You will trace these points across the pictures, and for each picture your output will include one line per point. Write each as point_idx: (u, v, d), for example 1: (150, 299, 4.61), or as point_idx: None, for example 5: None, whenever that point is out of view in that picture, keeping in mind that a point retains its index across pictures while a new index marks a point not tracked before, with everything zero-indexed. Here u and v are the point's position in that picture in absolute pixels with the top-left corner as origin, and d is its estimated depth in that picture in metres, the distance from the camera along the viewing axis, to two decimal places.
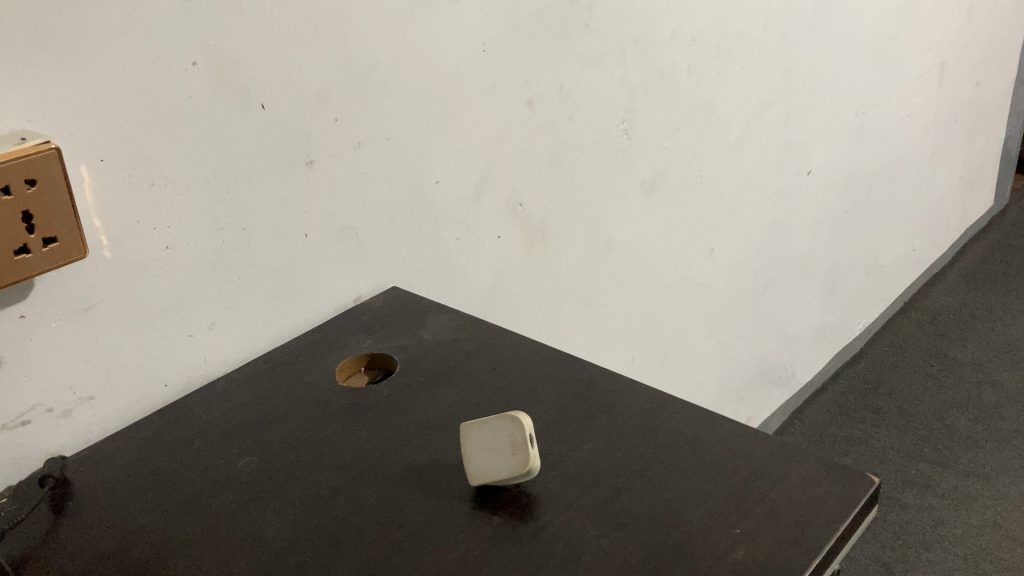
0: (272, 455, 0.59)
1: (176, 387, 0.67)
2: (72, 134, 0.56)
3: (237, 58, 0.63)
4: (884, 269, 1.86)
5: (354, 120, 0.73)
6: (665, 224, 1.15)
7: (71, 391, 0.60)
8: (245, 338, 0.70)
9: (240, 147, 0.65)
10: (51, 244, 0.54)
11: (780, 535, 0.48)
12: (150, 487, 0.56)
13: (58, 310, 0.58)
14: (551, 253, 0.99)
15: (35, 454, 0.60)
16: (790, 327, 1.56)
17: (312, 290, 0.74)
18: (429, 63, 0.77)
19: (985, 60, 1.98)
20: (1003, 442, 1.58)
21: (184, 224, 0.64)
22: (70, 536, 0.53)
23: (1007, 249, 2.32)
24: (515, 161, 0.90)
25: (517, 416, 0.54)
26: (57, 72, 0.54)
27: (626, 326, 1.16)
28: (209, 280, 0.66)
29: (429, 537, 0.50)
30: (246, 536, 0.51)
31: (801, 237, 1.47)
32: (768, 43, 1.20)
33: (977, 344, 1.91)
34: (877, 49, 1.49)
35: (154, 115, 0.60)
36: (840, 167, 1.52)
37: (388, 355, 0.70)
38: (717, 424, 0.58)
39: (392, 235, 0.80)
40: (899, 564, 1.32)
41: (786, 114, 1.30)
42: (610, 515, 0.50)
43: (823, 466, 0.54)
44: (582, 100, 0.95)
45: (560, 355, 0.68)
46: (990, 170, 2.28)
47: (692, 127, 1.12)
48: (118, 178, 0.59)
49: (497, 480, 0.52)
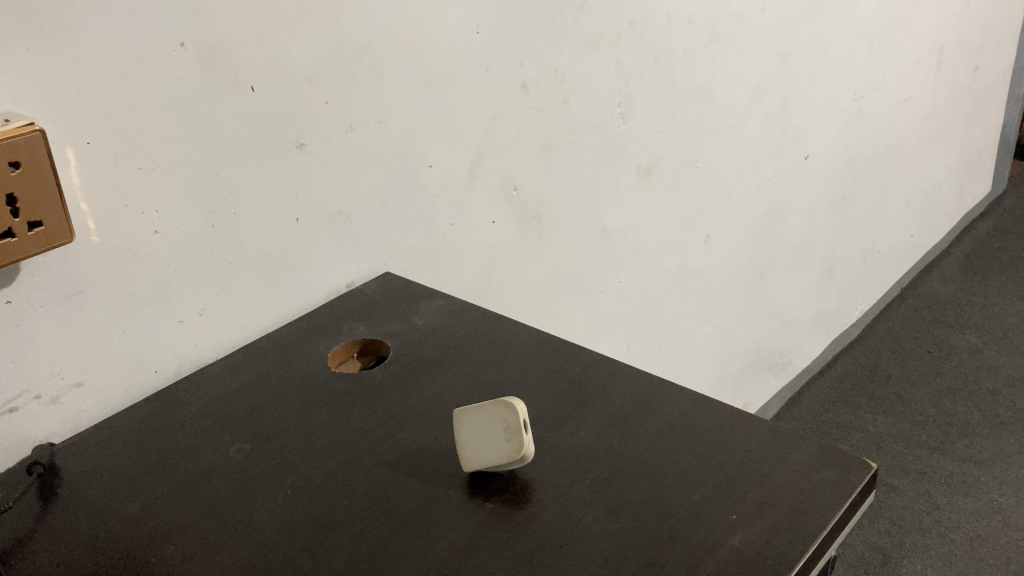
0: (264, 442, 0.58)
1: (166, 374, 0.66)
2: (57, 117, 0.55)
3: (225, 40, 0.62)
4: (880, 256, 1.86)
5: (345, 104, 0.72)
6: (662, 209, 1.14)
7: (58, 378, 0.60)
8: (234, 325, 0.70)
9: (229, 131, 0.64)
10: (36, 229, 0.53)
11: (778, 521, 0.48)
12: (139, 475, 0.56)
13: (44, 296, 0.57)
14: (547, 238, 0.98)
15: (23, 442, 0.59)
16: (786, 314, 1.56)
17: (303, 276, 0.74)
18: (420, 46, 0.76)
19: (983, 45, 1.96)
20: (997, 428, 1.58)
21: (172, 209, 0.63)
22: (57, 525, 0.52)
23: (1005, 236, 2.31)
24: (510, 145, 0.89)
25: (512, 401, 0.53)
26: (41, 53, 0.53)
27: (622, 313, 1.15)
28: (198, 265, 0.66)
29: (422, 524, 0.49)
30: (237, 522, 0.51)
31: (796, 223, 1.46)
32: (766, 27, 1.19)
33: (973, 330, 1.91)
34: (874, 34, 1.48)
35: (142, 97, 0.59)
36: (838, 153, 1.51)
37: (382, 341, 0.69)
38: (712, 409, 0.58)
39: (385, 220, 0.79)
40: (895, 549, 1.32)
41: (783, 99, 1.29)
42: (605, 502, 0.49)
43: (820, 451, 0.53)
44: (577, 83, 0.94)
45: (554, 340, 0.67)
46: (986, 155, 2.28)
47: (688, 112, 1.12)
48: (106, 162, 0.58)
49: (491, 467, 0.52)
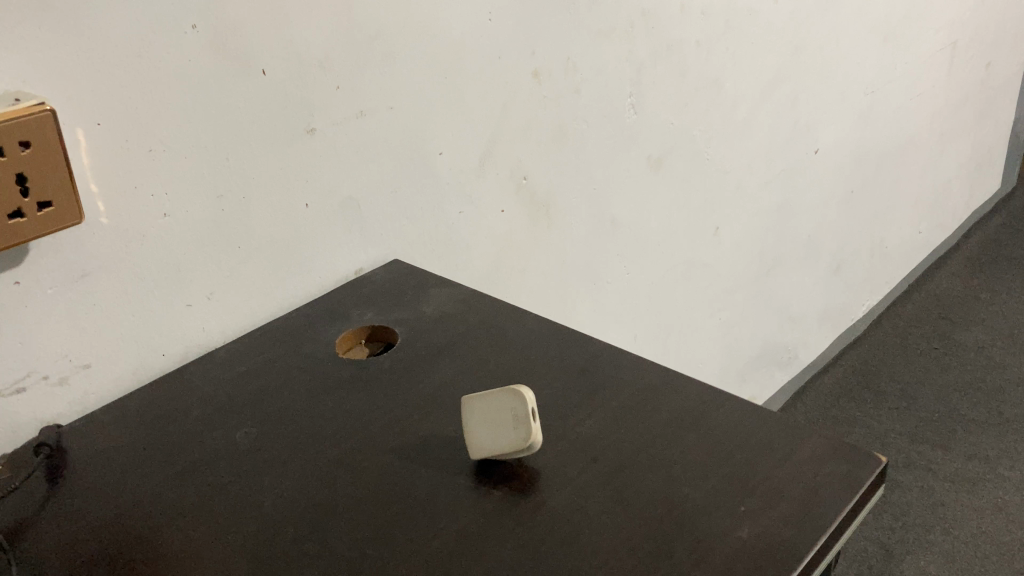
0: (270, 427, 0.58)
1: (174, 357, 0.66)
2: (68, 96, 0.55)
3: (238, 25, 0.62)
4: (888, 251, 1.84)
5: (357, 89, 0.71)
6: (670, 200, 1.13)
7: (65, 359, 0.59)
8: (241, 310, 0.69)
9: (241, 115, 0.64)
10: (46, 209, 0.53)
11: (788, 514, 0.47)
12: (146, 458, 0.56)
13: (53, 277, 0.57)
14: (555, 228, 0.98)
15: (30, 423, 0.59)
16: (794, 308, 1.55)
17: (312, 261, 0.73)
18: (433, 32, 0.76)
19: (998, 42, 1.94)
20: (1004, 425, 1.57)
21: (182, 193, 0.62)
22: (63, 506, 0.52)
23: (1014, 234, 2.30)
24: (520, 134, 0.88)
25: (520, 389, 0.53)
26: (53, 32, 0.53)
27: (629, 305, 1.15)
28: (207, 249, 0.65)
29: (428, 510, 0.49)
30: (242, 507, 0.51)
31: (806, 217, 1.45)
32: (779, 19, 1.18)
33: (980, 328, 1.90)
34: (887, 29, 1.47)
35: (153, 78, 0.58)
36: (849, 148, 1.50)
37: (389, 328, 0.69)
38: (722, 401, 0.57)
39: (393, 206, 0.79)
40: (898, 545, 1.32)
41: (795, 92, 1.28)
42: (613, 492, 0.49)
43: (830, 444, 0.53)
44: (589, 72, 0.94)
45: (563, 330, 0.67)
46: (997, 153, 2.26)
47: (700, 103, 1.11)
48: (116, 142, 0.58)
49: (497, 454, 0.52)
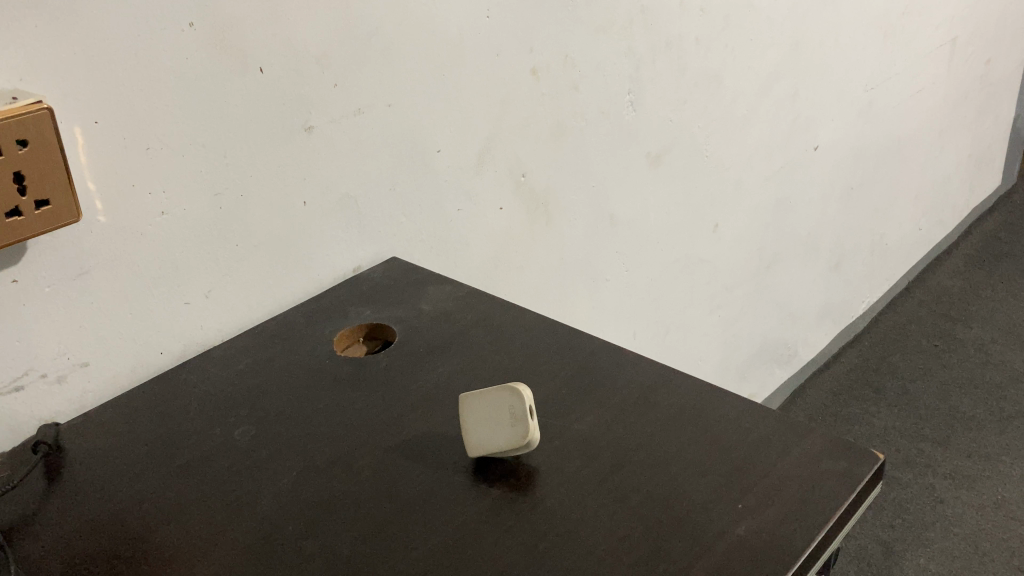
0: (268, 425, 0.58)
1: (173, 355, 0.66)
2: (65, 94, 0.55)
3: (235, 22, 0.62)
4: (888, 247, 1.84)
5: (355, 86, 0.71)
6: (669, 197, 1.13)
7: (63, 357, 0.59)
8: (239, 308, 0.69)
9: (239, 113, 0.64)
10: (44, 208, 0.53)
11: (785, 511, 0.47)
12: (145, 456, 0.56)
13: (52, 275, 0.57)
14: (554, 226, 0.98)
15: (29, 421, 0.59)
16: (793, 305, 1.55)
17: (310, 259, 0.73)
18: (431, 29, 0.76)
19: (998, 38, 1.94)
20: (1003, 422, 1.57)
21: (180, 191, 0.62)
22: (62, 504, 0.52)
23: (1014, 230, 2.29)
24: (519, 130, 0.88)
25: (518, 387, 0.53)
26: (50, 30, 0.53)
27: (628, 302, 1.15)
28: (206, 247, 0.65)
29: (426, 508, 0.49)
30: (240, 504, 0.51)
31: (805, 214, 1.45)
32: (778, 15, 1.18)
33: (980, 324, 1.90)
34: (887, 25, 1.46)
35: (150, 76, 0.58)
36: (848, 145, 1.50)
37: (387, 326, 0.69)
38: (720, 398, 0.57)
39: (392, 203, 0.79)
40: (898, 542, 1.32)
41: (794, 89, 1.28)
42: (611, 489, 0.49)
43: (828, 442, 0.53)
44: (588, 69, 0.93)
45: (561, 327, 0.67)
46: (997, 149, 2.25)
47: (699, 100, 1.11)
48: (114, 141, 0.58)
49: (495, 451, 0.52)
